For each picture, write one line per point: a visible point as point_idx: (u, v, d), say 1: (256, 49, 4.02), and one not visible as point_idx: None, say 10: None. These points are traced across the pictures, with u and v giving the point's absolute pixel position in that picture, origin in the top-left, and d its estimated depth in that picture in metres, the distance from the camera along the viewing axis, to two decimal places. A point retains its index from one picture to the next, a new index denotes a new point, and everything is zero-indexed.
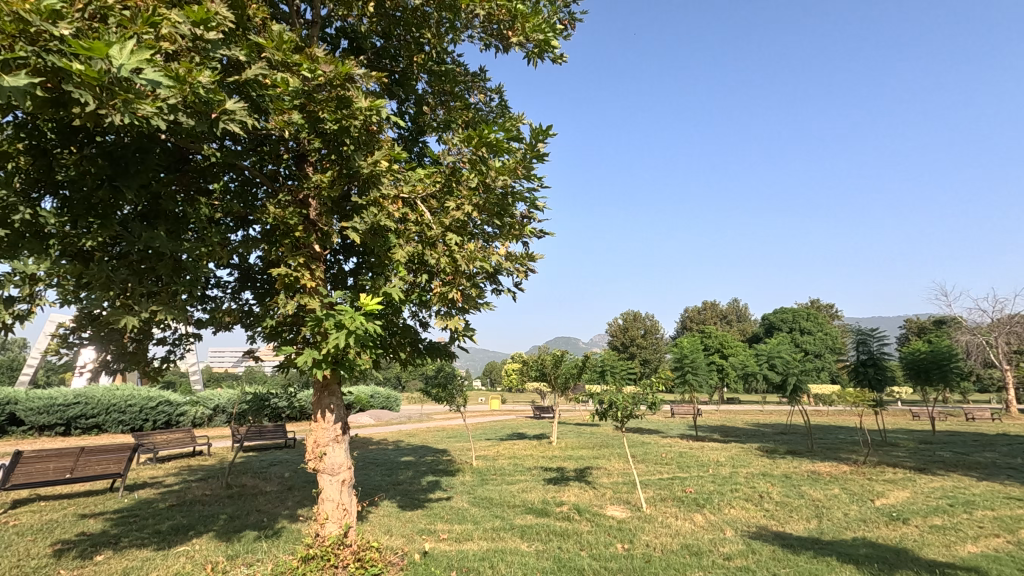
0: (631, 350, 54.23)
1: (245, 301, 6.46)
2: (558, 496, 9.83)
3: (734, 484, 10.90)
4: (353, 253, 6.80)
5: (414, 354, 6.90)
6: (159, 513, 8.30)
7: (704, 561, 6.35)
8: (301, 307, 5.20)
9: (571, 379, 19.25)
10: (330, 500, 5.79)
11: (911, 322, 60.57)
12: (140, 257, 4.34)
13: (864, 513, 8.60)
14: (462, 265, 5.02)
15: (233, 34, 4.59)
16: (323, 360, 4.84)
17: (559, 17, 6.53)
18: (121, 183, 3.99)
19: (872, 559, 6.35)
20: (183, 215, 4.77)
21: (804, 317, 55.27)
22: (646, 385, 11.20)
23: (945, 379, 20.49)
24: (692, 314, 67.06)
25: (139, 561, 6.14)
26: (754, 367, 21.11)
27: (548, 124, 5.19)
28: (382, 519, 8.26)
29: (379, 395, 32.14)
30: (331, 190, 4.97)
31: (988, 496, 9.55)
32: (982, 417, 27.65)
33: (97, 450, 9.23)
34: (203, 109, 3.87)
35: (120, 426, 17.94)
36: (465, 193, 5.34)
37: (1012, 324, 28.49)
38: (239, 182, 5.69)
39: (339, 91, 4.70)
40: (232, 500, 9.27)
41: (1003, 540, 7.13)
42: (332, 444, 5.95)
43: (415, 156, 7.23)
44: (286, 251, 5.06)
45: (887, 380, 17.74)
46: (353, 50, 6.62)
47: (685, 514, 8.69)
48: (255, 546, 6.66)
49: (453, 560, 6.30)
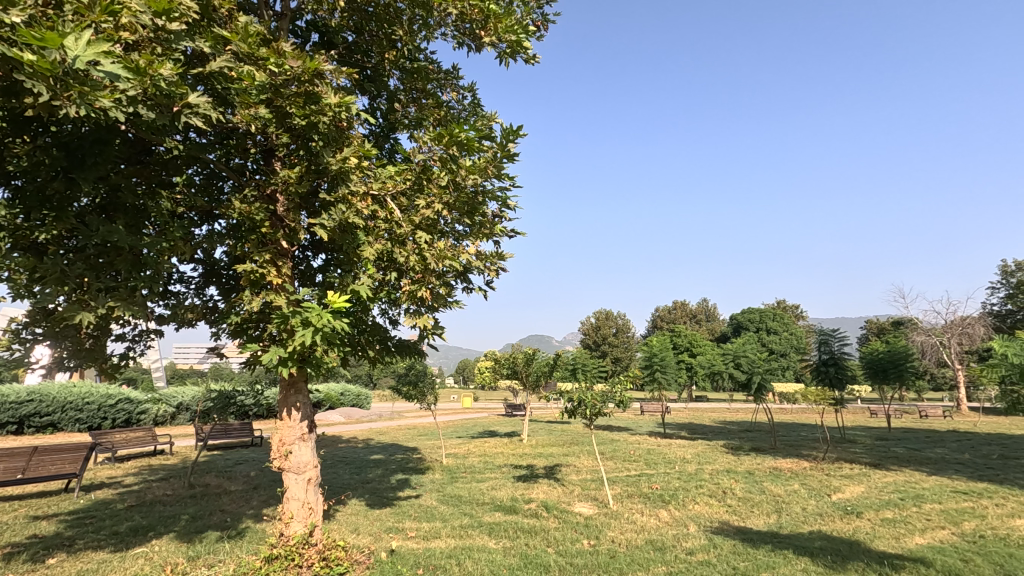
0: (603, 350, 55.01)
1: (210, 297, 6.34)
2: (527, 494, 9.87)
3: (699, 480, 11.15)
4: (322, 249, 6.74)
5: (383, 352, 6.87)
6: (118, 513, 8.11)
7: (667, 557, 6.50)
8: (267, 305, 5.11)
9: (542, 377, 19.37)
10: (295, 499, 5.71)
11: (872, 325, 62.66)
12: (98, 252, 4.21)
13: (821, 508, 8.92)
14: (431, 264, 5.09)
15: (198, 25, 4.50)
16: (290, 358, 4.78)
17: (532, 18, 6.59)
18: (77, 175, 3.86)
19: (826, 552, 6.60)
20: (144, 209, 4.64)
21: (771, 317, 56.72)
22: (614, 384, 11.38)
23: (900, 378, 21.27)
24: (663, 314, 68.46)
25: (95, 562, 6.00)
26: (720, 366, 21.61)
27: (518, 125, 5.25)
28: (350, 518, 8.18)
29: (349, 394, 31.70)
30: (298, 186, 4.95)
31: (938, 491, 9.99)
32: (933, 415, 28.87)
33: (52, 450, 8.94)
34: (164, 101, 3.78)
35: (77, 424, 17.38)
36: (435, 191, 5.35)
37: (965, 325, 29.79)
38: (204, 175, 5.59)
39: (308, 86, 4.65)
40: (194, 501, 9.07)
41: (948, 532, 7.48)
42: (298, 442, 5.86)
43: (386, 152, 7.17)
44: (251, 247, 5.02)
45: (847, 380, 18.31)
46: (324, 45, 6.58)
47: (650, 510, 8.88)
48: (217, 546, 6.55)
49: (421, 558, 6.31)
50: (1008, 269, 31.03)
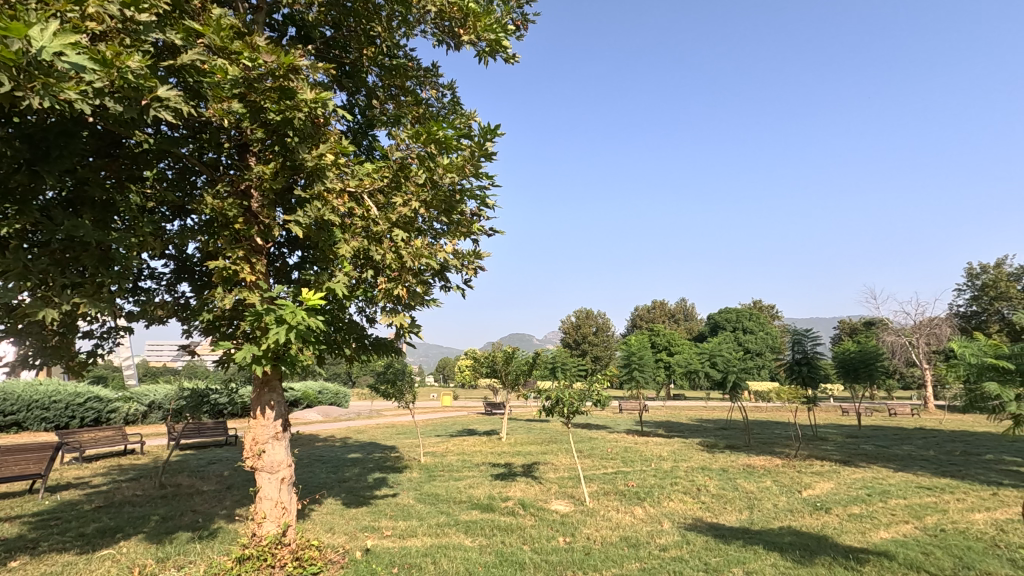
0: (583, 348, 55.41)
1: (181, 294, 6.23)
2: (504, 492, 9.92)
3: (674, 478, 11.32)
4: (298, 246, 6.67)
5: (360, 351, 6.82)
6: (85, 514, 7.93)
7: (641, 553, 6.59)
8: (240, 302, 5.04)
9: (521, 376, 19.40)
10: (268, 499, 5.64)
11: (844, 325, 64.19)
12: (64, 246, 4.12)
13: (791, 504, 9.13)
14: (408, 262, 5.06)
15: (168, 16, 4.40)
16: (264, 355, 4.73)
17: (512, 17, 6.60)
18: (41, 167, 3.77)
19: (795, 546, 6.77)
20: (113, 203, 4.54)
21: (746, 317, 57.63)
22: (592, 382, 11.45)
23: (871, 377, 21.80)
24: (642, 313, 69.28)
25: (60, 565, 5.86)
26: (698, 366, 21.93)
27: (496, 124, 5.26)
28: (325, 517, 8.12)
29: (328, 390, 31.38)
30: (273, 182, 4.89)
31: (903, 486, 10.31)
32: (902, 412, 29.72)
33: (15, 450, 8.70)
34: (132, 94, 3.69)
35: (43, 423, 16.89)
36: (413, 189, 5.32)
37: (933, 325, 30.71)
38: (176, 170, 5.49)
39: (283, 81, 4.55)
40: (165, 501, 8.91)
41: (911, 526, 7.73)
42: (271, 441, 5.79)
43: (364, 149, 7.10)
44: (224, 244, 4.93)
45: (819, 379, 18.72)
46: (301, 39, 6.50)
47: (626, 507, 9.00)
48: (188, 547, 6.45)
49: (396, 556, 6.29)
50: (973, 271, 31.96)
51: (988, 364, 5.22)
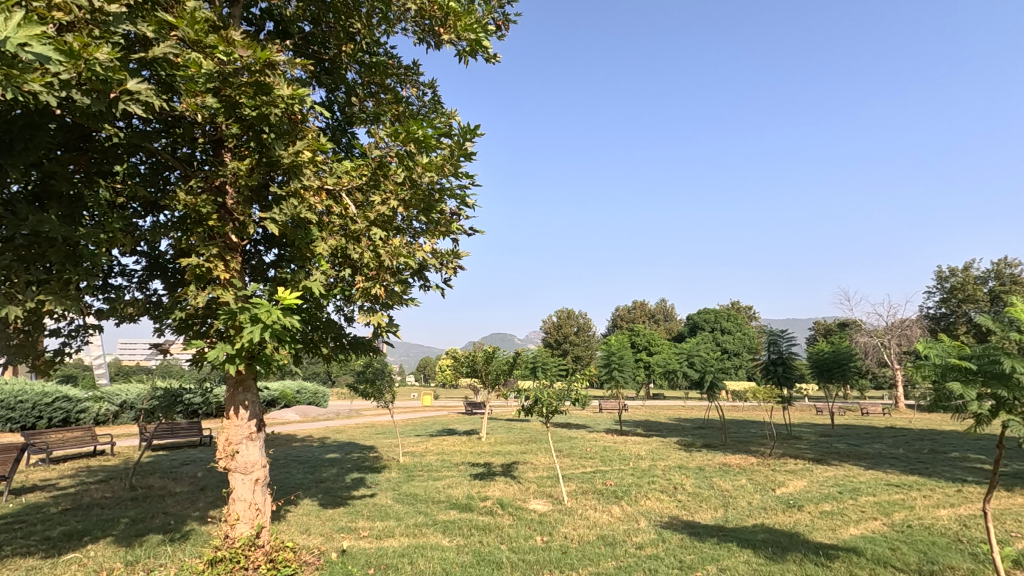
0: (564, 348, 55.51)
1: (153, 292, 6.09)
2: (482, 492, 9.90)
3: (652, 476, 11.44)
4: (275, 243, 6.58)
5: (337, 350, 6.75)
6: (51, 517, 7.72)
7: (617, 551, 6.64)
8: (213, 301, 4.96)
9: (501, 375, 19.37)
10: (241, 500, 5.55)
11: (819, 326, 65.43)
12: (27, 242, 3.99)
13: (765, 501, 9.29)
14: (386, 261, 5.04)
15: (139, 7, 4.30)
16: (237, 355, 4.66)
17: (493, 17, 6.61)
18: (5, 160, 3.67)
19: (767, 543, 6.89)
20: (81, 198, 4.43)
21: (725, 318, 58.33)
22: (571, 381, 11.48)
23: (844, 377, 22.25)
24: (623, 313, 69.83)
25: (22, 569, 5.68)
26: (676, 365, 22.14)
27: (475, 124, 5.27)
28: (301, 518, 8.02)
29: (306, 390, 30.96)
30: (248, 179, 4.80)
31: (872, 484, 10.57)
32: (874, 412, 30.38)
33: None
34: (101, 87, 3.61)
35: (8, 424, 16.37)
36: (391, 187, 5.27)
37: (904, 326, 31.47)
38: (149, 165, 5.37)
39: (259, 77, 4.49)
40: (136, 503, 8.72)
41: (880, 523, 7.92)
42: (245, 441, 5.69)
43: (344, 146, 7.03)
44: (198, 241, 4.83)
45: (794, 379, 19.07)
46: (279, 34, 6.42)
47: (603, 505, 9.07)
48: (159, 549, 6.32)
49: (372, 557, 6.25)
50: (943, 274, 32.80)
51: (951, 364, 5.34)
